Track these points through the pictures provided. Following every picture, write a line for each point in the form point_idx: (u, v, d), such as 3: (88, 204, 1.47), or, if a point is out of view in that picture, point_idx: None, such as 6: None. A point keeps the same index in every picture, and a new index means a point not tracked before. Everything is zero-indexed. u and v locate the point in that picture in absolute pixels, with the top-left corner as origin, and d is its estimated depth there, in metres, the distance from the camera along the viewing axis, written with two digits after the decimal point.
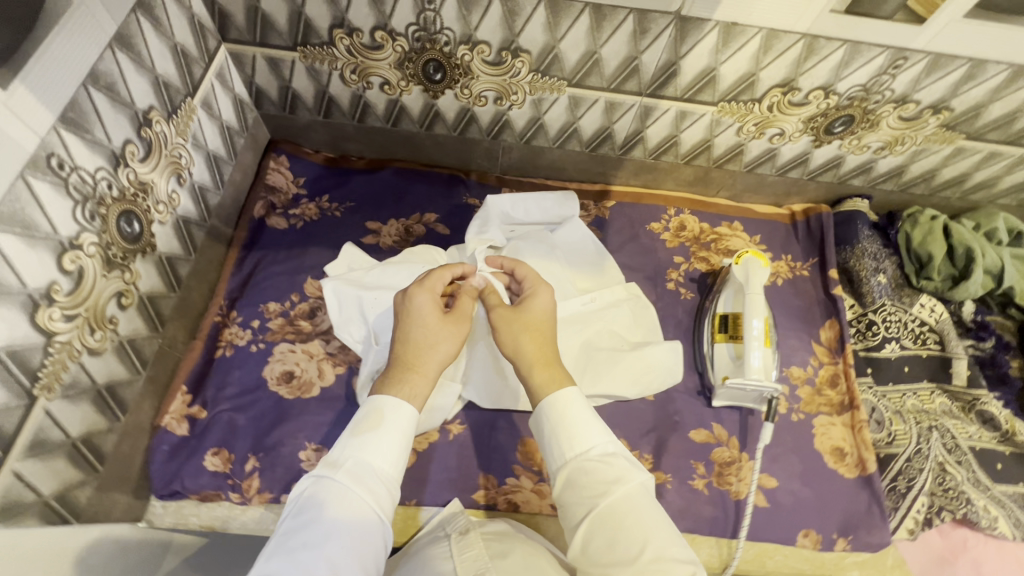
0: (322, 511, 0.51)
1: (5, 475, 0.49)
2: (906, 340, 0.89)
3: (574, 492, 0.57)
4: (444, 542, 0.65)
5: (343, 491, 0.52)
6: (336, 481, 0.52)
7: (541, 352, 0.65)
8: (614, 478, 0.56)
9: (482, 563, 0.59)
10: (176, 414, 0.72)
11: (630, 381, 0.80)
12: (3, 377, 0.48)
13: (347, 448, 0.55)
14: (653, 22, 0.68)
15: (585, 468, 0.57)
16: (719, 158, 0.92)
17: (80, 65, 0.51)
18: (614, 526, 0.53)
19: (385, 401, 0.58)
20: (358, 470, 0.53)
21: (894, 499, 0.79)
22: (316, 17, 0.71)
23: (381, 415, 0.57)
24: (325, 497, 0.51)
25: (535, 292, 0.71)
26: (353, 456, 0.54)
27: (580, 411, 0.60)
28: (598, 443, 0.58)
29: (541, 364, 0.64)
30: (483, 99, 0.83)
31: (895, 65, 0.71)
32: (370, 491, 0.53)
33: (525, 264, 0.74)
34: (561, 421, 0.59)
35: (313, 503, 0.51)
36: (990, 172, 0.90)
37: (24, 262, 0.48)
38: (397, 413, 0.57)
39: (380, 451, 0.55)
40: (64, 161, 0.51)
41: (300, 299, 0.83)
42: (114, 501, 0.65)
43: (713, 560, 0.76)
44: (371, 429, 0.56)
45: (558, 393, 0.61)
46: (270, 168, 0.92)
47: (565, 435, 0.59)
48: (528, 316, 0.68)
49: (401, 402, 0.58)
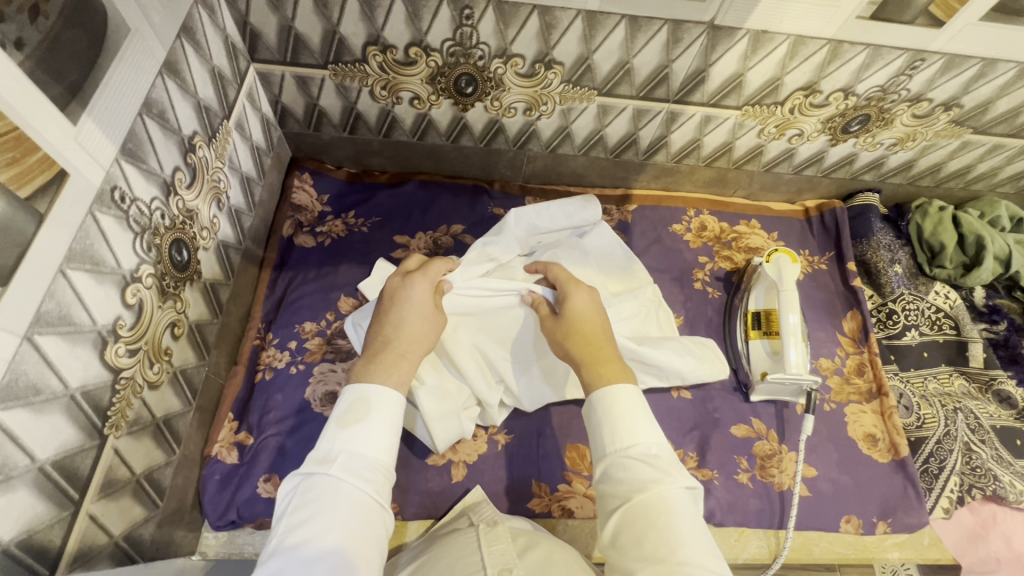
0: (316, 507, 0.43)
1: (83, 519, 0.49)
2: (924, 326, 0.94)
3: (609, 486, 0.51)
4: (472, 533, 0.58)
5: (340, 486, 0.45)
6: (327, 477, 0.45)
7: (588, 349, 0.59)
8: (653, 477, 0.48)
9: (510, 557, 0.51)
10: (225, 442, 0.72)
11: (682, 354, 0.79)
12: (78, 418, 0.47)
13: (336, 440, 0.47)
14: (687, 32, 0.69)
15: (620, 465, 0.50)
16: (739, 159, 0.94)
17: (137, 95, 0.51)
18: (644, 527, 0.46)
19: (369, 389, 0.51)
20: (352, 463, 0.46)
21: (927, 480, 0.82)
22: (351, 35, 0.71)
23: (368, 403, 0.50)
24: (320, 493, 0.44)
25: (570, 294, 0.66)
26: (344, 449, 0.47)
27: (629, 404, 0.53)
28: (642, 441, 0.50)
29: (588, 361, 0.58)
30: (513, 110, 0.83)
31: (912, 66, 0.74)
32: (369, 482, 0.46)
33: (557, 268, 0.70)
34: (609, 410, 0.53)
35: (307, 500, 0.44)
36: (992, 163, 0.94)
37: (94, 299, 0.47)
38: (384, 399, 0.50)
39: (370, 439, 0.48)
40: (125, 194, 0.50)
41: (335, 317, 0.81)
42: (172, 536, 0.64)
43: (761, 552, 0.77)
44: (360, 419, 0.49)
45: (611, 385, 0.54)
46: (295, 186, 0.91)
47: (610, 425, 0.52)
48: (569, 317, 0.63)
49: (387, 388, 0.51)
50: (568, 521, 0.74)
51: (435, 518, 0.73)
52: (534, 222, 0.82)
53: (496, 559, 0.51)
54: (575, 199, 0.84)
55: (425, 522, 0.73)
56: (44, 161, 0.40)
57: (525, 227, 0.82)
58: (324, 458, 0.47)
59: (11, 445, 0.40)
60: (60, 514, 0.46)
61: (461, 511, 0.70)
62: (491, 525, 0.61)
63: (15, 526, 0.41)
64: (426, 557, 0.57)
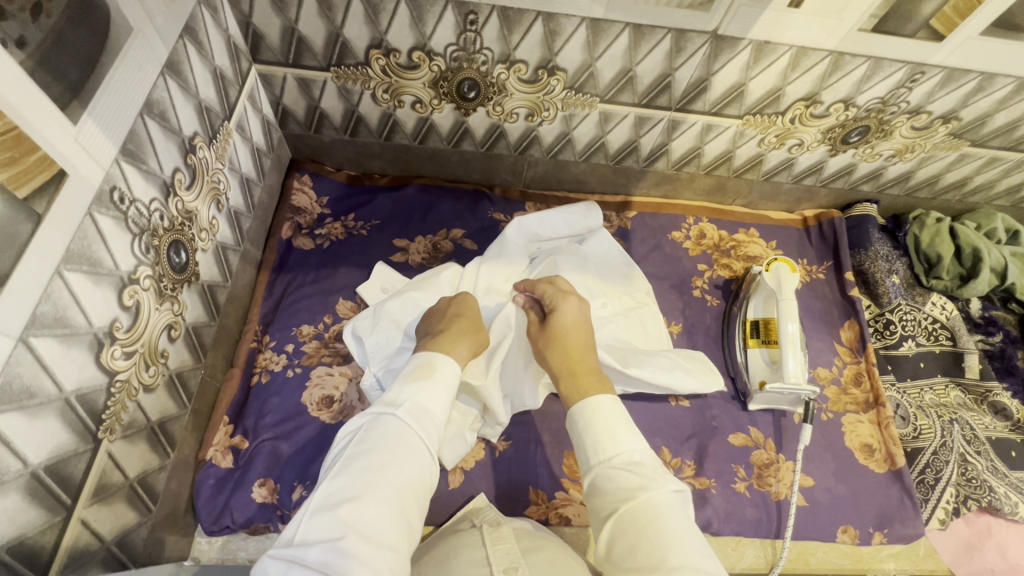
0: (381, 441, 0.48)
1: (75, 524, 0.48)
2: (921, 337, 0.95)
3: (597, 498, 0.51)
4: (474, 533, 0.58)
5: (402, 428, 0.49)
6: (394, 419, 0.50)
7: (569, 363, 0.63)
8: (638, 484, 0.48)
9: (513, 557, 0.52)
10: (220, 446, 0.71)
11: (671, 369, 0.78)
12: (72, 421, 0.46)
13: (404, 390, 0.52)
14: (690, 41, 0.69)
15: (607, 475, 0.50)
16: (739, 168, 0.95)
17: (138, 96, 0.50)
18: (635, 534, 0.46)
19: (437, 356, 0.57)
20: (415, 411, 0.51)
21: (923, 490, 0.82)
22: (354, 38, 0.71)
23: (434, 369, 0.55)
24: (385, 431, 0.48)
25: (558, 305, 0.69)
26: (410, 398, 0.52)
27: (606, 413, 0.54)
28: (625, 450, 0.51)
29: (567, 375, 0.61)
30: (515, 116, 0.83)
31: (912, 79, 0.74)
32: (426, 432, 0.50)
33: (543, 281, 0.73)
34: (590, 423, 0.54)
35: (372, 436, 0.48)
36: (989, 176, 0.95)
37: (91, 301, 0.47)
38: (447, 368, 0.56)
39: (434, 396, 0.53)
40: (124, 194, 0.50)
41: (333, 320, 0.81)
42: (164, 540, 0.63)
43: (759, 562, 0.77)
44: (425, 378, 0.54)
45: (591, 397, 0.56)
46: (295, 188, 0.90)
47: (590, 438, 0.53)
48: (554, 327, 0.67)
49: (450, 359, 0.57)
50: (563, 529, 0.73)
51: (431, 526, 0.72)
52: (534, 230, 0.82)
53: (500, 559, 0.51)
54: (576, 207, 0.83)
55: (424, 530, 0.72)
56: (44, 161, 0.40)
57: (525, 235, 0.83)
58: (392, 404, 0.51)
59: (3, 449, 0.39)
60: (52, 519, 0.45)
61: (463, 514, 0.69)
62: (493, 526, 0.60)
63: (5, 532, 0.40)
64: (422, 566, 0.56)
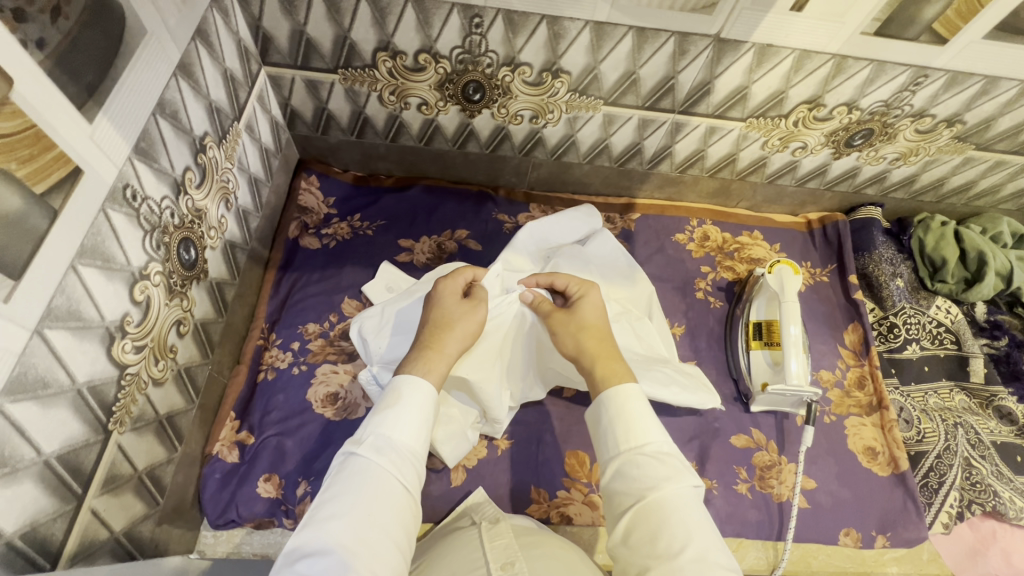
0: (347, 484, 0.46)
1: (85, 513, 0.49)
2: (925, 340, 0.95)
3: (621, 484, 0.50)
4: (474, 530, 0.59)
5: (368, 466, 0.48)
6: (359, 458, 0.48)
7: (601, 345, 0.62)
8: (666, 474, 0.49)
9: (513, 551, 0.52)
10: (226, 441, 0.72)
11: (666, 384, 0.76)
12: (84, 413, 0.47)
13: (368, 423, 0.51)
14: (693, 44, 0.70)
15: (635, 461, 0.50)
16: (743, 170, 0.95)
17: (151, 96, 0.52)
18: (656, 524, 0.47)
19: (401, 381, 0.54)
20: (380, 445, 0.49)
21: (927, 494, 0.82)
22: (361, 41, 0.72)
23: (400, 393, 0.53)
24: (350, 473, 0.47)
25: (585, 292, 0.69)
26: (375, 431, 0.50)
27: (638, 403, 0.54)
28: (654, 439, 0.51)
29: (603, 357, 0.60)
30: (520, 118, 0.84)
31: (916, 82, 0.75)
32: (396, 466, 0.48)
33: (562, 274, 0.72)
34: (620, 411, 0.53)
35: (338, 480, 0.47)
36: (994, 180, 0.95)
37: (103, 295, 0.48)
38: (415, 389, 0.53)
39: (401, 425, 0.50)
40: (137, 191, 0.51)
41: (338, 318, 0.82)
42: (170, 533, 0.64)
43: (760, 563, 0.76)
44: (390, 406, 0.51)
45: (624, 384, 0.56)
46: (302, 189, 0.92)
47: (621, 424, 0.53)
48: (583, 313, 0.66)
49: (418, 379, 0.54)
50: (565, 528, 0.74)
51: (431, 523, 0.72)
52: (545, 236, 0.85)
53: (498, 555, 0.52)
54: (575, 210, 0.87)
55: (424, 527, 0.72)
56: (61, 158, 0.41)
57: (536, 240, 0.84)
58: (358, 441, 0.50)
59: (19, 437, 0.40)
60: (63, 507, 0.46)
61: (462, 510, 0.70)
62: (492, 523, 0.61)
63: (19, 518, 0.42)
64: (430, 559, 0.57)
